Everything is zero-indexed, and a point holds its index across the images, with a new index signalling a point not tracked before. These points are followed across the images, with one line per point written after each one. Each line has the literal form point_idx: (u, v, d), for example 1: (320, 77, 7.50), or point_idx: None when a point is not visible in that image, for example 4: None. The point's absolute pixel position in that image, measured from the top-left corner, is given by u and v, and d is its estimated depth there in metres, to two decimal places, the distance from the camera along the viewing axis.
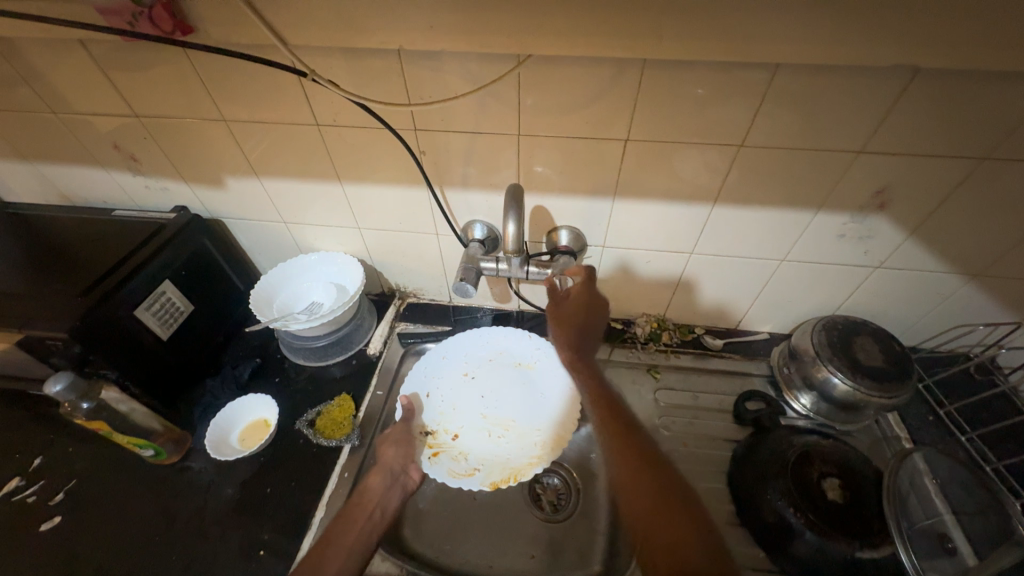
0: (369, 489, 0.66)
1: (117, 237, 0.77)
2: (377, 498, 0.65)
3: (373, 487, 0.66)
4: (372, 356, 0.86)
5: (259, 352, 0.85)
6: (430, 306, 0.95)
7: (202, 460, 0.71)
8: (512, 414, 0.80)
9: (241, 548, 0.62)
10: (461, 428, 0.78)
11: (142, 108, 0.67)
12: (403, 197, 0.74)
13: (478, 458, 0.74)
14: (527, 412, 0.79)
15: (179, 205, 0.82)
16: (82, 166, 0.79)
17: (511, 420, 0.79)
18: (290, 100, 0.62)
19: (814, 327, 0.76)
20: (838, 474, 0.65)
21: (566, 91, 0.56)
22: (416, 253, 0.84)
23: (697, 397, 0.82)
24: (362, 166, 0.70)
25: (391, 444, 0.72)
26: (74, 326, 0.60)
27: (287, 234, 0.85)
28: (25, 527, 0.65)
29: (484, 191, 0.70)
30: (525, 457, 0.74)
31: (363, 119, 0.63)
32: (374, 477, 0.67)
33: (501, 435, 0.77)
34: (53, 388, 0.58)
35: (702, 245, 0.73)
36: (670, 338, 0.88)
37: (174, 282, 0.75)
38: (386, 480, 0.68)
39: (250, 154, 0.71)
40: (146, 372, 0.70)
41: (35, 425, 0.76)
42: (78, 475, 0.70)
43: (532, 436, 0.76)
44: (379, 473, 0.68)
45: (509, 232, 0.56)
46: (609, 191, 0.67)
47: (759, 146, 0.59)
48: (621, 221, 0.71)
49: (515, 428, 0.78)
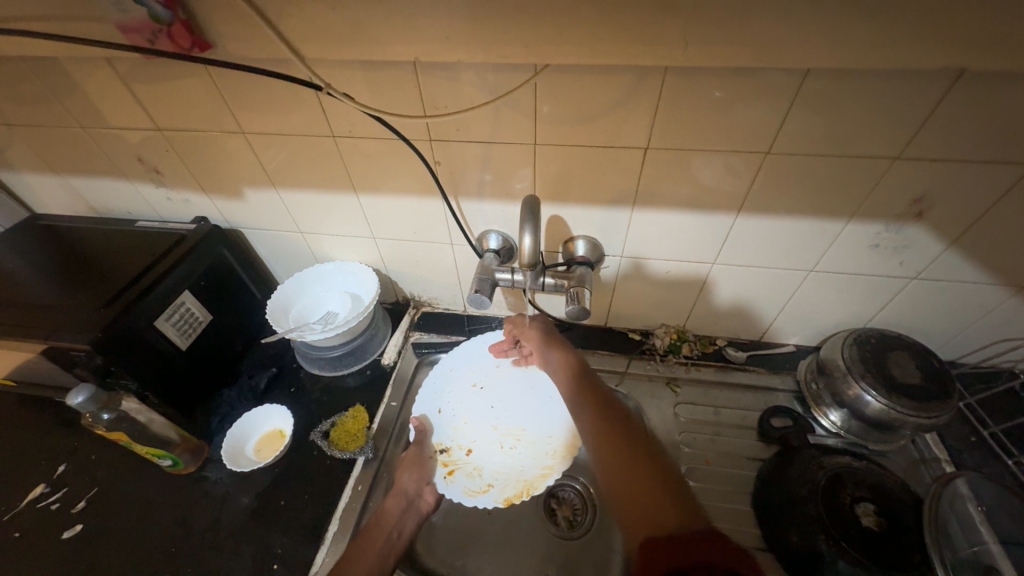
0: (385, 511, 0.65)
1: (140, 248, 0.78)
2: (393, 521, 0.64)
3: (389, 509, 0.65)
4: (387, 366, 0.85)
5: (275, 361, 0.86)
6: (444, 315, 0.94)
7: (218, 470, 0.72)
8: (522, 422, 0.79)
9: (254, 561, 0.62)
10: (472, 442, 0.78)
11: (164, 122, 0.69)
12: (418, 207, 0.73)
13: (492, 473, 0.74)
14: (538, 419, 0.79)
15: (199, 216, 0.84)
16: (108, 178, 0.81)
17: (522, 429, 0.79)
18: (307, 112, 0.62)
19: (844, 341, 0.72)
20: (872, 499, 0.62)
21: (584, 100, 0.55)
22: (430, 262, 0.84)
23: (718, 413, 0.79)
24: (377, 177, 0.70)
25: (406, 468, 0.72)
26: (97, 337, 0.61)
27: (304, 244, 0.86)
28: (47, 534, 0.66)
29: (499, 201, 0.69)
30: (538, 468, 0.73)
31: (378, 131, 0.63)
32: (390, 499, 0.67)
33: (514, 445, 0.77)
34: (75, 399, 0.59)
35: (724, 256, 0.71)
36: (691, 350, 0.85)
37: (193, 293, 0.76)
38: (402, 503, 0.67)
39: (268, 166, 0.72)
40: (165, 382, 0.71)
41: (61, 431, 0.78)
42: (100, 483, 0.71)
43: (543, 444, 0.76)
44: (395, 495, 0.67)
45: (525, 245, 0.54)
46: (628, 201, 0.65)
47: (786, 153, 0.56)
48: (640, 231, 0.69)
49: (526, 436, 0.78)
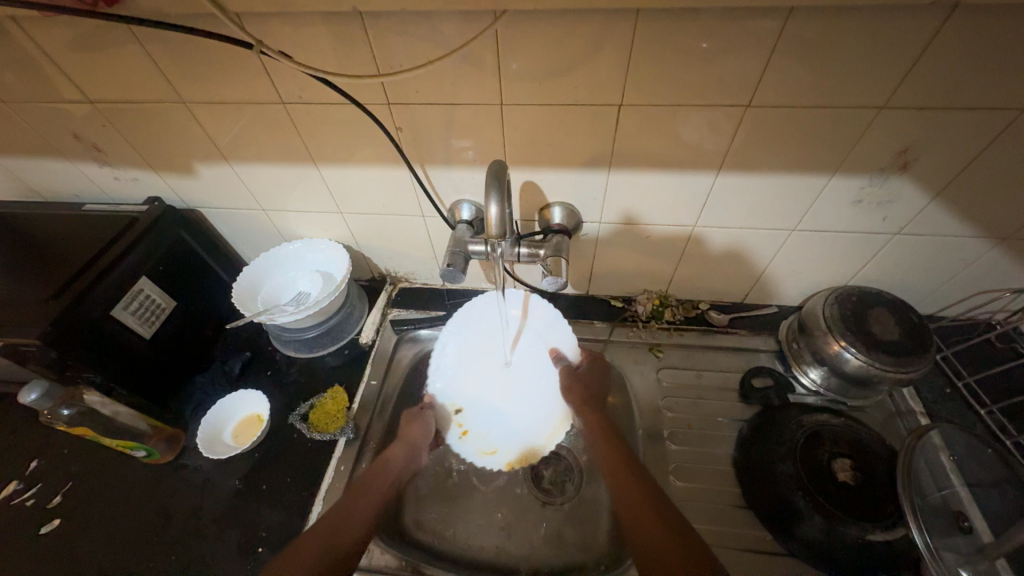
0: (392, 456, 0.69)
1: (89, 232, 0.73)
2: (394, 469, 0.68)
3: (394, 459, 0.69)
4: (365, 346, 0.83)
5: (249, 345, 0.83)
6: (422, 290, 0.91)
7: (196, 457, 0.70)
8: (521, 382, 0.79)
9: (240, 545, 0.62)
10: (479, 413, 0.78)
11: (95, 93, 0.62)
12: (384, 179, 0.69)
13: (507, 436, 0.77)
14: (544, 378, 0.78)
15: (152, 197, 0.78)
16: (46, 158, 0.75)
17: (530, 389, 0.78)
18: (250, 77, 0.57)
19: (826, 300, 0.71)
20: (849, 454, 0.63)
21: (551, 53, 0.50)
22: (403, 236, 0.80)
23: (700, 376, 0.79)
24: (338, 148, 0.65)
25: (413, 421, 0.73)
26: (47, 330, 0.58)
27: (268, 222, 0.81)
28: (25, 530, 0.65)
29: (468, 168, 0.65)
30: (545, 431, 0.76)
31: (330, 95, 0.58)
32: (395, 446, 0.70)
33: (520, 407, 0.78)
34: (28, 397, 0.57)
35: (705, 217, 0.68)
36: (673, 316, 0.84)
37: (151, 278, 0.72)
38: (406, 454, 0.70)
39: (218, 139, 0.66)
40: (130, 373, 0.68)
41: (30, 427, 0.76)
42: (75, 477, 0.70)
43: (549, 405, 0.77)
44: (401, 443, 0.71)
45: (492, 215, 0.50)
46: (604, 162, 0.62)
47: (769, 105, 0.53)
48: (619, 194, 0.66)
49: (530, 396, 0.78)
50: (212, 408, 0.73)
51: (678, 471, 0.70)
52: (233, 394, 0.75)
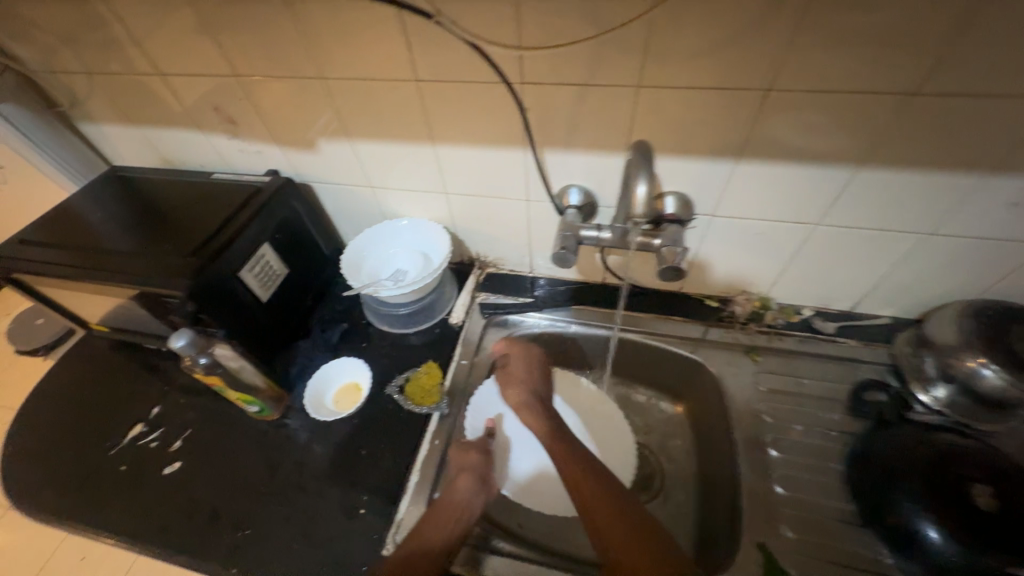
0: (457, 491, 0.61)
1: (218, 198, 0.78)
2: (464, 501, 0.61)
3: (461, 488, 0.62)
4: (455, 326, 0.85)
5: (345, 317, 0.86)
6: (510, 276, 0.92)
7: (299, 418, 0.73)
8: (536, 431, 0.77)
9: (342, 505, 0.64)
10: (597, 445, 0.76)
11: (241, 66, 0.66)
12: (498, 161, 0.70)
13: (573, 391, 0.81)
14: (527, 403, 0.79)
15: (271, 169, 0.83)
16: (183, 128, 0.81)
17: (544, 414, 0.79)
18: (391, 51, 0.59)
19: (958, 314, 0.65)
20: (988, 481, 0.56)
21: (704, 31, 0.49)
22: (502, 220, 0.81)
23: (803, 385, 0.75)
24: (458, 126, 0.66)
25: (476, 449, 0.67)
26: (189, 284, 0.62)
27: (372, 199, 0.84)
28: (150, 469, 0.70)
29: (587, 152, 0.65)
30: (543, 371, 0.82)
31: (464, 73, 0.59)
32: (461, 479, 0.63)
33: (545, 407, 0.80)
34: (177, 342, 0.59)
35: (830, 216, 0.65)
36: (773, 319, 0.80)
37: (271, 246, 0.76)
38: (474, 483, 0.62)
39: (343, 113, 0.69)
40: (249, 333, 0.72)
41: (151, 375, 0.82)
42: (192, 425, 0.74)
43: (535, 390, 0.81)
44: (466, 473, 0.63)
45: (639, 195, 0.47)
46: (732, 151, 0.60)
47: (936, 93, 0.49)
48: (740, 187, 0.64)
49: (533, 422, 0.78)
50: (315, 375, 0.76)
51: (783, 480, 0.67)
52: (332, 365, 0.78)
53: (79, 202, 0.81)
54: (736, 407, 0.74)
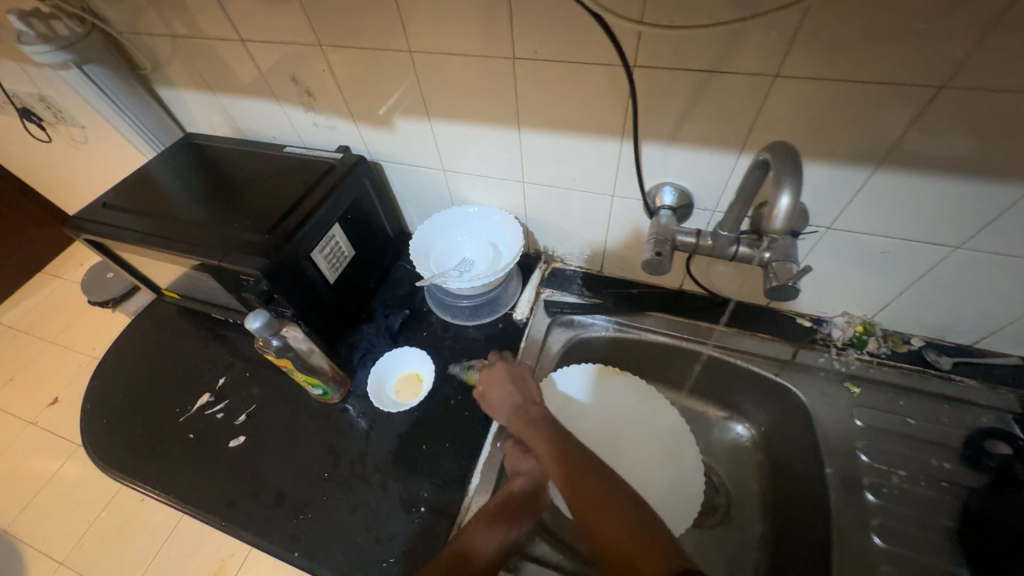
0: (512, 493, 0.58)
1: (291, 174, 0.77)
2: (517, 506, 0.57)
3: (516, 491, 0.58)
4: (519, 323, 0.81)
5: (407, 303, 0.84)
6: (578, 274, 0.87)
7: (360, 405, 0.72)
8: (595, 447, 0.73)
9: (403, 500, 0.63)
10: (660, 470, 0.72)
11: (325, 36, 0.63)
12: (588, 151, 0.64)
13: (642, 408, 0.76)
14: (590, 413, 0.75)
15: (343, 145, 0.80)
16: (259, 98, 0.79)
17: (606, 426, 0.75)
18: (490, 24, 0.53)
19: None
20: None
21: (877, 14, 0.41)
22: (580, 214, 0.75)
23: (908, 425, 0.67)
24: (550, 111, 0.60)
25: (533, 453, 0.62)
26: (266, 264, 0.61)
27: (443, 183, 0.80)
28: (216, 440, 0.71)
29: (694, 148, 0.58)
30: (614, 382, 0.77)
31: (569, 53, 0.53)
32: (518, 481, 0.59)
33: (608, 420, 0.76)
34: (252, 324, 0.57)
35: (978, 239, 0.55)
36: (876, 347, 0.72)
37: (342, 226, 0.74)
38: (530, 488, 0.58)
39: (426, 91, 0.65)
40: (316, 314, 0.71)
41: (217, 345, 0.83)
42: (256, 400, 0.75)
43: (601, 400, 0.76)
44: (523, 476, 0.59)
45: (782, 206, 0.40)
46: (872, 158, 0.52)
47: None
48: (872, 199, 0.55)
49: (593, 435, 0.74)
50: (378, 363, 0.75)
51: (881, 529, 0.60)
52: (396, 355, 0.75)
53: (157, 168, 0.81)
54: (828, 439, 0.67)
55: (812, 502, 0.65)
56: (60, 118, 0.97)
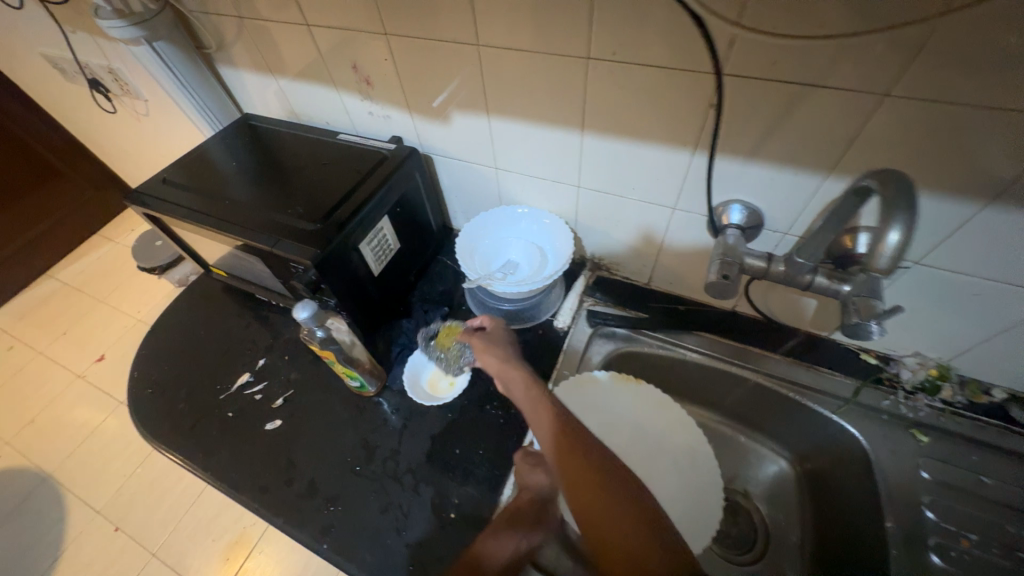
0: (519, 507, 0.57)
1: (343, 162, 0.76)
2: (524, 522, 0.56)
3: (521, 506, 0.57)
4: (560, 331, 0.78)
5: (446, 300, 0.83)
6: (623, 285, 0.83)
7: (394, 400, 0.72)
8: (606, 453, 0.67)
9: (433, 504, 0.62)
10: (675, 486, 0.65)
11: (391, 25, 0.61)
12: (653, 160, 0.60)
13: (659, 416, 0.69)
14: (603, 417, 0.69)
15: (396, 136, 0.79)
16: (317, 83, 0.78)
17: (620, 433, 0.69)
18: (567, 21, 0.50)
19: None
20: None
21: None
22: (635, 225, 0.72)
23: (984, 484, 0.61)
24: (622, 116, 0.57)
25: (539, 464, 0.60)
26: (317, 254, 0.60)
27: (493, 182, 0.78)
28: (254, 421, 0.72)
29: (775, 167, 0.53)
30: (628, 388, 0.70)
31: (653, 57, 0.49)
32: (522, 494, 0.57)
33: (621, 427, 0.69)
34: (300, 315, 0.56)
35: None
36: (952, 395, 0.65)
37: (390, 219, 0.73)
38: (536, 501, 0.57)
39: (489, 87, 0.63)
40: (359, 307, 0.71)
41: (259, 326, 0.84)
42: (293, 385, 0.75)
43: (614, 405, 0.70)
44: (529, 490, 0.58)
45: (886, 244, 0.36)
46: (988, 193, 0.46)
47: None
48: (974, 237, 0.50)
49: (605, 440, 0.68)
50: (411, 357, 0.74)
51: None
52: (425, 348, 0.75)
53: (214, 147, 0.82)
54: (889, 490, 0.62)
55: (865, 555, 0.61)
56: (125, 91, 1.00)
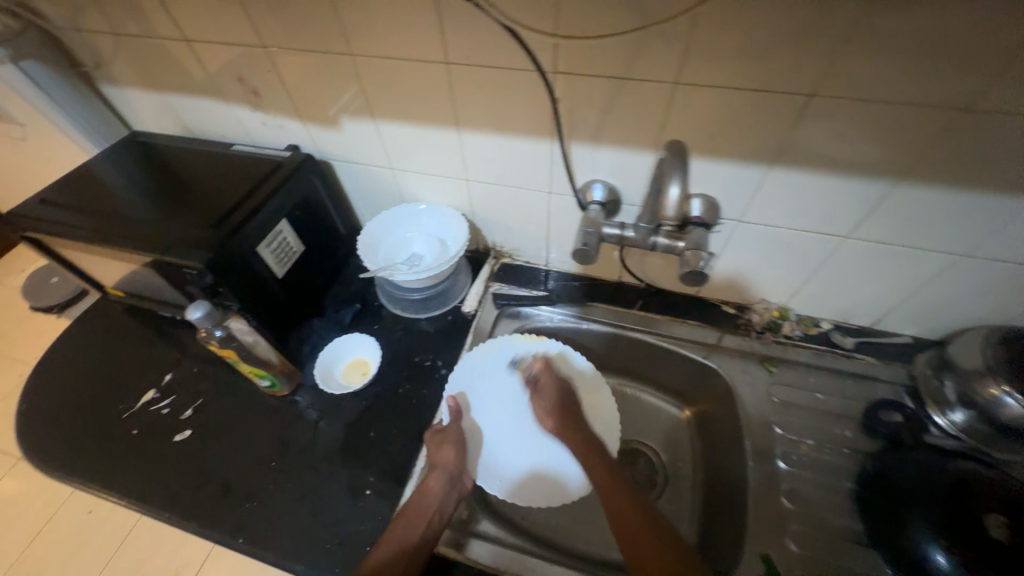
0: (428, 489, 0.61)
1: (238, 171, 0.78)
2: (435, 502, 0.60)
3: (432, 488, 0.61)
4: (467, 315, 0.84)
5: (358, 298, 0.86)
6: (524, 268, 0.91)
7: (308, 396, 0.74)
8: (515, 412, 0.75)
9: (349, 485, 0.65)
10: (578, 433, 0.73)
11: (269, 38, 0.65)
12: (522, 150, 0.68)
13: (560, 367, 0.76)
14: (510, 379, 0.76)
15: (293, 144, 0.82)
16: (206, 96, 0.80)
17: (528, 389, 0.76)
18: (423, 30, 0.57)
19: (983, 340, 0.64)
20: (1003, 509, 0.54)
21: (753, 27, 0.47)
22: (522, 211, 0.80)
23: (817, 399, 0.74)
24: (488, 113, 0.65)
25: (449, 444, 0.66)
26: (209, 258, 0.62)
27: (392, 182, 0.84)
28: (161, 436, 0.71)
29: (616, 148, 0.63)
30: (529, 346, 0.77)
31: (498, 59, 0.57)
32: (432, 476, 0.62)
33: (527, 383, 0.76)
34: (193, 315, 0.59)
35: (864, 229, 0.63)
36: (792, 330, 0.79)
37: (289, 222, 0.76)
38: (446, 481, 0.62)
39: (370, 94, 0.68)
40: (264, 309, 0.72)
41: (164, 343, 0.83)
42: (203, 394, 0.75)
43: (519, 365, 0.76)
44: (438, 473, 0.62)
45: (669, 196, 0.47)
46: (768, 156, 0.58)
47: (987, 112, 0.47)
48: (770, 194, 0.62)
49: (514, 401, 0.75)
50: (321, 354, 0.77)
51: (790, 493, 0.66)
52: (335, 343, 0.78)
53: (99, 165, 0.81)
54: (747, 415, 0.73)
55: (734, 473, 0.71)
56: None
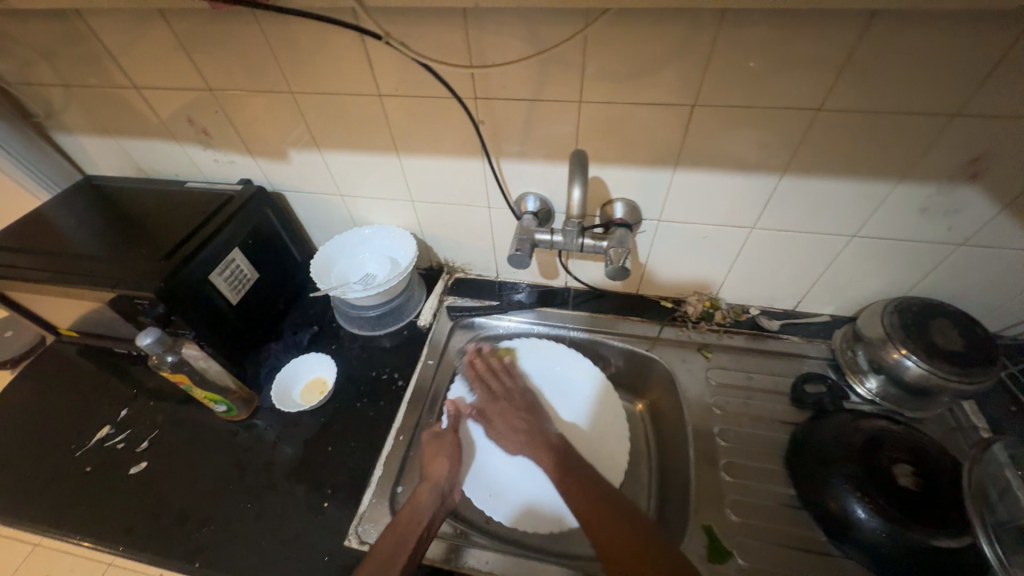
0: (417, 503, 0.62)
1: (191, 206, 0.81)
2: (424, 517, 0.61)
3: (423, 503, 0.62)
4: (423, 328, 0.88)
5: (316, 320, 0.89)
6: (476, 280, 0.96)
7: (267, 418, 0.75)
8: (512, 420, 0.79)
9: (307, 499, 0.66)
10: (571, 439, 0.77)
11: (214, 81, 0.70)
12: (457, 169, 0.74)
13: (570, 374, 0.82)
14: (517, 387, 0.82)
15: (245, 179, 0.86)
16: (158, 139, 0.84)
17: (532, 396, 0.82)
18: (354, 68, 0.63)
19: (886, 308, 0.71)
20: (910, 461, 0.61)
21: (634, 51, 0.54)
22: (467, 226, 0.85)
23: (751, 378, 0.80)
24: (422, 138, 0.71)
25: (440, 457, 0.68)
26: (160, 287, 0.65)
27: (343, 207, 0.88)
28: (116, 470, 0.71)
29: (540, 161, 0.70)
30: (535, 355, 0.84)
31: (424, 89, 0.64)
32: (423, 492, 0.63)
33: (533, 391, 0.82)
34: (143, 340, 0.61)
35: (766, 219, 0.70)
36: (723, 318, 0.85)
37: (242, 250, 0.79)
38: (434, 496, 0.63)
39: (313, 127, 0.73)
40: (219, 335, 0.74)
41: (119, 380, 0.83)
42: (160, 426, 0.76)
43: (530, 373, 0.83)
44: (428, 488, 0.64)
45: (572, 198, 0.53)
46: (671, 160, 0.65)
47: (837, 111, 0.55)
48: (680, 194, 0.70)
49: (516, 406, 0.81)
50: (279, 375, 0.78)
51: (728, 467, 0.71)
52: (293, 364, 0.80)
53: (51, 209, 0.83)
54: (688, 399, 0.78)
55: (680, 455, 0.75)
56: None
